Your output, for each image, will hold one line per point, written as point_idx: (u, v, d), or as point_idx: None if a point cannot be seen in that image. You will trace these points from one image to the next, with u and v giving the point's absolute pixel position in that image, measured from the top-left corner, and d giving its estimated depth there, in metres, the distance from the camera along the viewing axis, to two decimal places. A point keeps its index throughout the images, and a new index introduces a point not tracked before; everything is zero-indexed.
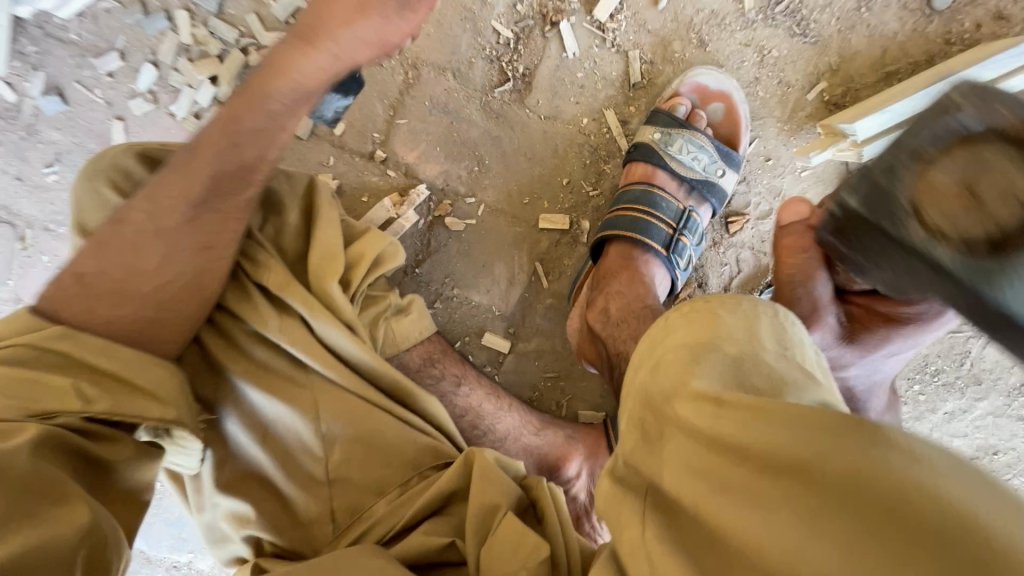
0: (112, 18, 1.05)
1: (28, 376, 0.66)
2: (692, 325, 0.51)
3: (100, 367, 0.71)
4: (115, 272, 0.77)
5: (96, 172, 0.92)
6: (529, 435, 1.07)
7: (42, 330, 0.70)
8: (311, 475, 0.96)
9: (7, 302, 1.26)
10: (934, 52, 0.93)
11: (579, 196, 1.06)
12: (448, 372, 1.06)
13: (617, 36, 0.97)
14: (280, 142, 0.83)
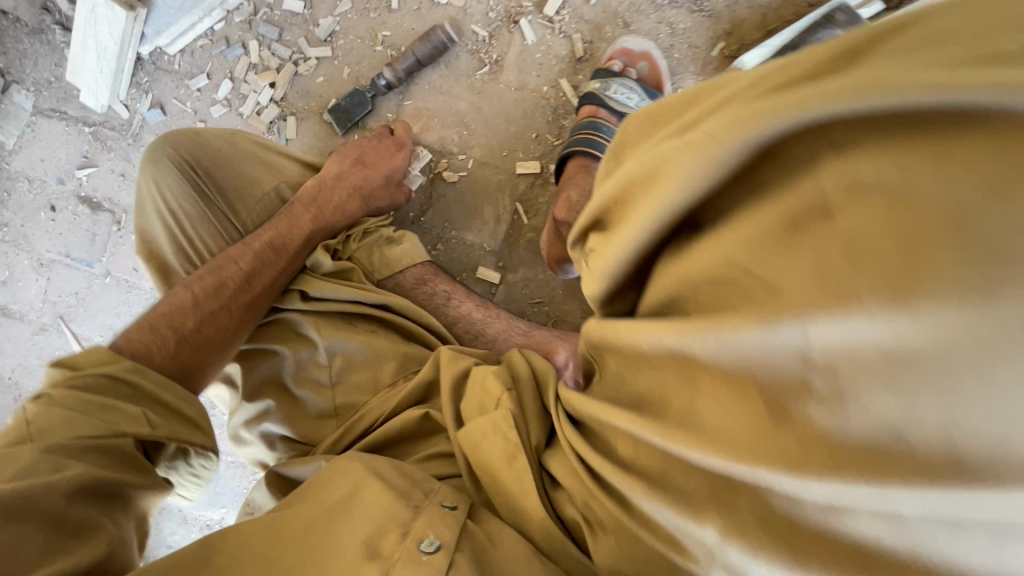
0: (205, 51, 1.45)
1: (103, 403, 0.79)
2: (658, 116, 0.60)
3: (165, 403, 0.86)
4: (189, 321, 1.00)
5: (158, 159, 1.17)
6: (517, 335, 1.26)
7: (117, 361, 0.83)
8: (317, 381, 1.15)
9: (99, 277, 1.60)
10: (802, 11, 1.23)
11: (545, 146, 1.35)
12: (440, 288, 1.30)
13: (562, 25, 1.32)
14: (312, 237, 1.18)
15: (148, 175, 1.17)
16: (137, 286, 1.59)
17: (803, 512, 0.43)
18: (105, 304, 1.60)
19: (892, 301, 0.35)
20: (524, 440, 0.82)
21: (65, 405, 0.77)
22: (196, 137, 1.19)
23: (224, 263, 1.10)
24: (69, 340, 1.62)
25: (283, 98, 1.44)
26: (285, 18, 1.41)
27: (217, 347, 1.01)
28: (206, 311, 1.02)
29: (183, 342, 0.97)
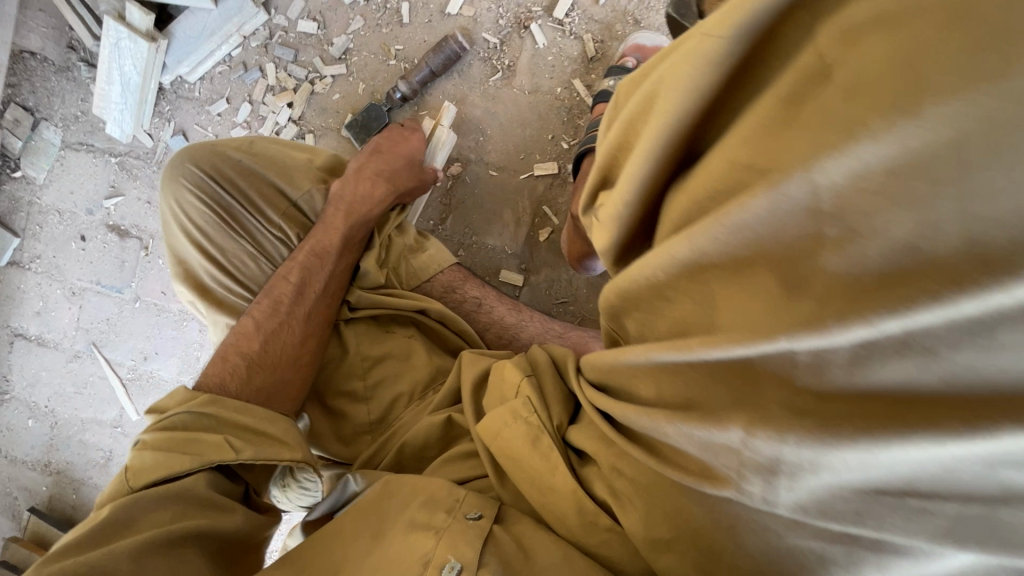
0: (223, 76, 1.50)
1: (190, 436, 0.87)
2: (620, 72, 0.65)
3: (244, 424, 0.92)
4: (255, 354, 1.05)
5: (177, 179, 1.18)
6: (554, 337, 1.20)
7: (198, 398, 0.92)
8: (353, 396, 1.16)
9: (129, 302, 1.63)
10: None
11: (562, 146, 1.36)
12: (470, 294, 1.25)
13: (573, 27, 1.33)
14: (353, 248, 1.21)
15: (173, 193, 1.18)
16: (166, 309, 1.61)
17: (837, 379, 0.43)
18: (136, 330, 1.63)
19: (890, 115, 0.37)
20: (545, 421, 0.86)
21: (158, 445, 0.85)
22: (219, 155, 1.19)
23: (295, 283, 1.13)
24: (103, 365, 1.66)
25: (300, 116, 1.47)
26: (299, 39, 1.45)
27: (288, 364, 1.06)
28: (268, 333, 1.08)
29: (254, 367, 1.03)
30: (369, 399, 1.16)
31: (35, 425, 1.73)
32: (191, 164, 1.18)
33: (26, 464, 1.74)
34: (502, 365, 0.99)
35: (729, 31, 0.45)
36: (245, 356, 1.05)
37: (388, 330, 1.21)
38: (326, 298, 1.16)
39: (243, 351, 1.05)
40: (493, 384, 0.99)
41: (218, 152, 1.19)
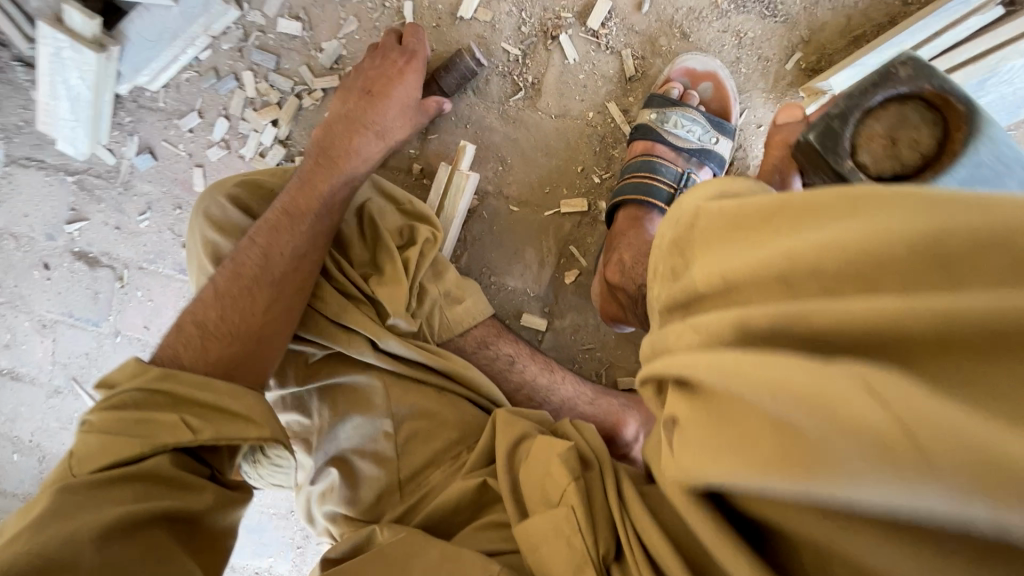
0: (192, 85, 1.27)
1: (143, 417, 0.78)
2: (707, 187, 0.58)
3: (201, 403, 0.83)
4: (217, 322, 0.94)
5: (203, 207, 1.07)
6: (584, 405, 1.11)
7: (151, 373, 0.83)
8: (379, 453, 1.02)
9: (108, 336, 1.48)
10: (897, 12, 1.06)
11: (592, 181, 1.20)
12: (503, 351, 1.11)
13: (610, 39, 1.13)
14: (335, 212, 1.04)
15: (204, 223, 1.06)
16: (150, 345, 1.47)
17: None
18: (119, 366, 1.49)
19: None
20: (591, 547, 0.73)
21: (104, 427, 0.77)
22: (261, 185, 1.11)
23: (265, 246, 0.99)
24: (86, 401, 1.53)
25: (288, 136, 1.26)
26: (281, 42, 1.22)
27: (246, 336, 0.94)
28: (228, 303, 0.96)
29: (209, 336, 0.92)
30: (399, 457, 1.02)
31: (21, 459, 1.62)
32: (228, 196, 1.07)
33: (16, 497, 1.65)
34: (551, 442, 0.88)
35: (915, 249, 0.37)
36: (212, 320, 0.94)
37: (418, 382, 1.06)
38: (300, 267, 1.01)
39: (208, 317, 0.94)
40: (535, 460, 0.88)
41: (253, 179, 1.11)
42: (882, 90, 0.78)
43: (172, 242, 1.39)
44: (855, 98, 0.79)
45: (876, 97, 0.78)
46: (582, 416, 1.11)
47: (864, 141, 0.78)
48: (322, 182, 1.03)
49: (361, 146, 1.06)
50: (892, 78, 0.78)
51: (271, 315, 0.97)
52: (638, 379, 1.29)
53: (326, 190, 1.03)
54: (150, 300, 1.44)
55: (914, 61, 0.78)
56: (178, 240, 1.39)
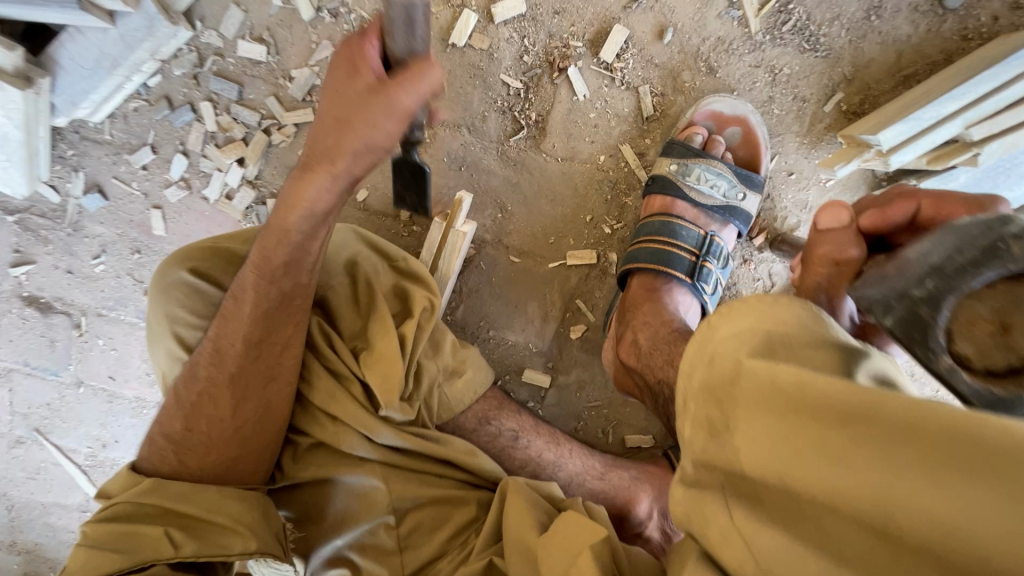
0: (142, 115, 1.11)
1: (130, 530, 0.78)
2: (734, 319, 0.57)
3: (190, 513, 0.81)
4: (191, 430, 0.87)
5: (166, 289, 0.93)
6: (595, 480, 1.03)
7: (140, 484, 0.83)
8: (378, 543, 0.89)
9: (70, 386, 1.35)
10: (954, 47, 0.92)
11: (602, 231, 1.07)
12: (507, 427, 1.01)
13: (625, 74, 0.98)
14: (308, 266, 0.86)
15: (164, 306, 0.93)
16: (119, 395, 1.35)
17: None
18: (87, 417, 1.37)
19: None
20: None
21: (91, 542, 0.76)
22: (225, 255, 0.97)
23: (214, 340, 0.88)
24: (53, 452, 1.42)
25: (257, 176, 1.11)
26: (243, 68, 1.05)
27: (221, 443, 0.87)
28: (195, 407, 0.88)
29: (182, 450, 0.87)
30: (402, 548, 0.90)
31: None
32: (189, 270, 0.94)
33: None
34: (568, 519, 0.80)
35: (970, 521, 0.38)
36: (183, 428, 0.88)
37: (421, 472, 0.95)
38: (263, 353, 0.88)
39: (177, 425, 0.88)
40: (548, 539, 0.80)
41: (217, 249, 0.97)
42: (987, 272, 0.53)
43: (132, 288, 1.25)
44: (943, 279, 0.56)
45: (981, 279, 0.53)
46: (592, 493, 1.02)
47: (961, 332, 0.54)
48: (272, 244, 0.82)
49: (302, 172, 0.76)
50: (1000, 254, 0.53)
51: (246, 415, 0.88)
52: (648, 435, 1.19)
53: (268, 256, 0.83)
54: (114, 348, 1.31)
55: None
56: (139, 286, 1.24)
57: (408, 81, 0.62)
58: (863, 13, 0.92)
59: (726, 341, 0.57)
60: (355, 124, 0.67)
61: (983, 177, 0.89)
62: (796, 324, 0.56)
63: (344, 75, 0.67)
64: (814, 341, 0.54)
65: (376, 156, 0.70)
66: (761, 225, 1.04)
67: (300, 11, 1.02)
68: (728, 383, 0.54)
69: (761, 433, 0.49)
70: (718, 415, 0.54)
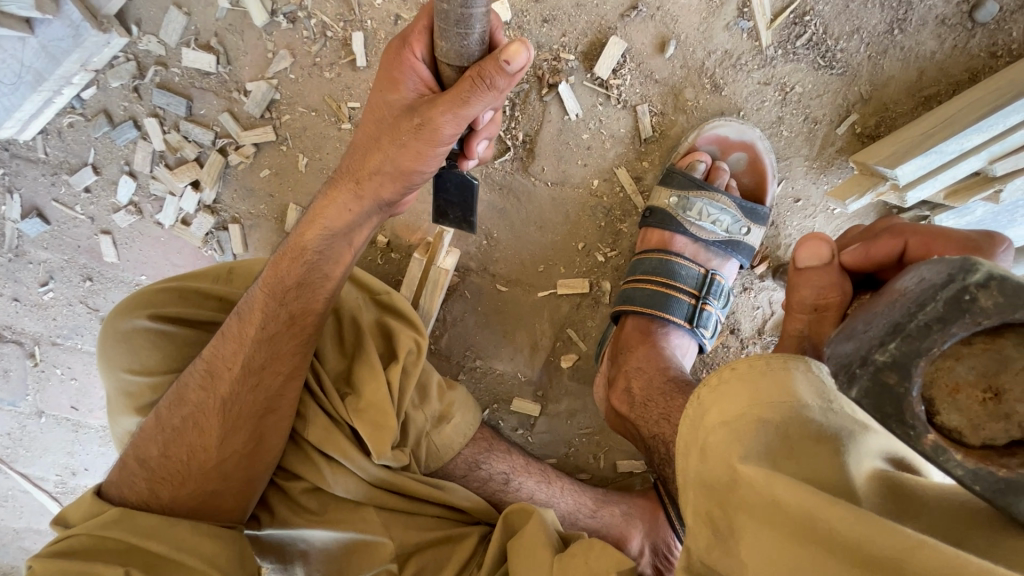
0: (79, 132, 0.98)
1: (86, 570, 0.64)
2: (726, 398, 0.46)
3: (155, 550, 0.67)
4: (169, 460, 0.73)
5: (119, 337, 0.77)
6: (586, 518, 0.96)
7: (105, 513, 0.69)
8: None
9: (30, 417, 1.24)
10: (981, 66, 0.83)
11: (596, 259, 1.00)
12: (497, 470, 0.92)
13: (622, 91, 0.90)
14: (326, 291, 0.75)
15: (121, 358, 0.78)
16: (83, 425, 1.25)
17: None
18: (50, 446, 1.27)
19: None
20: None
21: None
22: (195, 294, 0.82)
23: (207, 357, 0.75)
24: (17, 479, 1.31)
25: (215, 200, 1.00)
26: (192, 81, 0.95)
27: (204, 476, 0.73)
28: (174, 432, 0.74)
29: (156, 478, 0.73)
30: None
31: None
32: (151, 316, 0.78)
33: None
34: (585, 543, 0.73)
35: None
36: (160, 455, 0.74)
37: (412, 515, 0.84)
38: (262, 381, 0.74)
39: (154, 451, 0.74)
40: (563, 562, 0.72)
41: (184, 286, 0.82)
42: (953, 330, 0.37)
43: (87, 317, 1.13)
44: (904, 341, 0.39)
45: (950, 340, 0.37)
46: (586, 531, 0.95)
47: (942, 401, 0.38)
48: (284, 265, 0.72)
49: (329, 187, 0.70)
50: (966, 308, 0.37)
51: (236, 442, 0.74)
52: (639, 459, 1.10)
53: (279, 274, 0.72)
54: (73, 378, 1.20)
55: (997, 278, 0.36)
56: (93, 314, 1.13)
57: (448, 104, 0.55)
58: (886, 26, 0.84)
59: (727, 414, 0.45)
60: (386, 142, 0.62)
61: (1002, 213, 0.81)
62: (800, 402, 0.44)
63: (382, 87, 0.62)
64: (816, 433, 0.43)
65: (407, 180, 0.65)
66: (763, 252, 0.97)
67: (254, 17, 0.91)
68: (723, 479, 0.43)
69: (764, 554, 0.40)
70: (721, 514, 0.43)
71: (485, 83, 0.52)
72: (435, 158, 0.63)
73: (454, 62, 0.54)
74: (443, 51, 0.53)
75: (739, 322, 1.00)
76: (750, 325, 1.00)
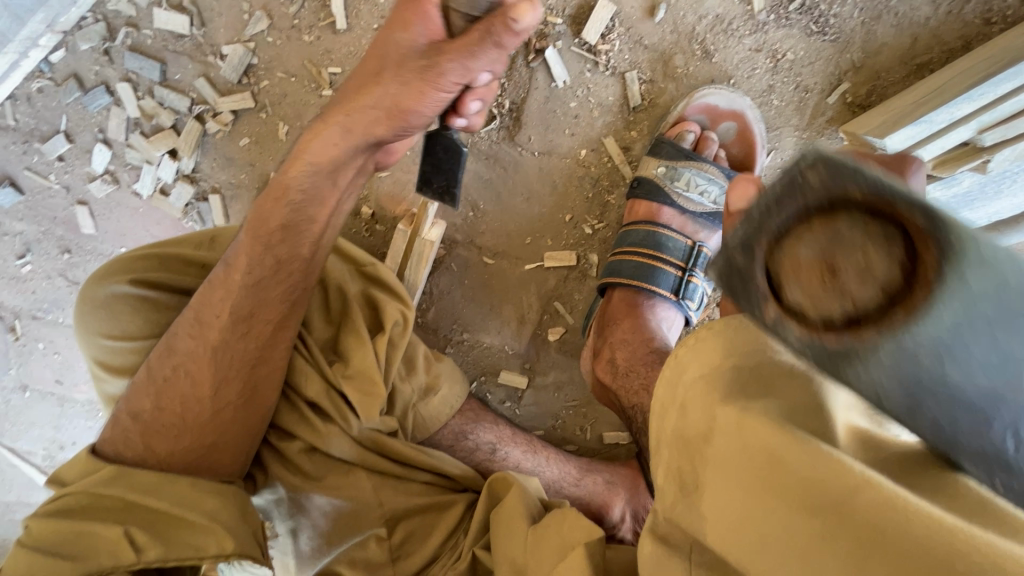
0: (48, 97, 0.95)
1: (83, 529, 0.63)
2: (702, 353, 0.44)
3: (154, 507, 0.66)
4: (163, 414, 0.72)
5: (95, 303, 0.76)
6: (571, 487, 0.97)
7: (96, 473, 0.68)
8: (361, 560, 0.79)
9: (14, 391, 1.23)
10: (975, 33, 0.81)
11: (583, 231, 0.99)
12: (485, 439, 0.92)
13: (610, 58, 0.88)
14: (312, 238, 0.72)
15: (101, 324, 0.76)
16: (68, 399, 1.23)
17: None
18: (36, 421, 1.26)
19: None
20: None
21: (37, 541, 0.63)
22: (178, 262, 0.80)
23: (195, 307, 0.73)
24: (6, 454, 1.30)
25: (193, 169, 0.97)
26: (165, 43, 0.91)
27: (195, 429, 0.72)
28: (163, 384, 0.73)
29: (150, 431, 0.72)
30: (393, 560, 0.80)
31: None
32: (131, 281, 0.76)
33: None
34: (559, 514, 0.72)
35: None
36: (154, 408, 0.72)
37: (403, 480, 0.84)
38: (251, 330, 0.73)
39: (148, 404, 0.72)
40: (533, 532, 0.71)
41: (162, 253, 0.80)
42: (784, 207, 0.36)
43: (67, 290, 1.11)
44: (745, 222, 0.38)
45: (786, 217, 0.36)
46: (570, 499, 0.97)
47: (784, 279, 0.37)
48: (267, 206, 0.69)
49: (316, 121, 0.66)
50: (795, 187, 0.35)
51: (230, 398, 0.73)
52: (625, 431, 1.11)
53: (263, 215, 0.69)
54: (56, 352, 1.19)
55: (820, 154, 0.34)
56: (73, 287, 1.10)
57: (459, 52, 0.54)
58: None
59: (715, 367, 0.43)
60: (389, 76, 0.58)
61: (989, 184, 0.76)
62: (771, 345, 0.43)
63: (392, 23, 0.59)
64: (790, 369, 0.41)
65: (402, 121, 0.61)
66: None
67: None
68: (699, 431, 0.41)
69: (726, 507, 0.38)
70: (690, 470, 0.41)
71: (494, 40, 0.52)
72: (437, 105, 0.60)
73: (466, 9, 0.54)
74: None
75: None
76: None
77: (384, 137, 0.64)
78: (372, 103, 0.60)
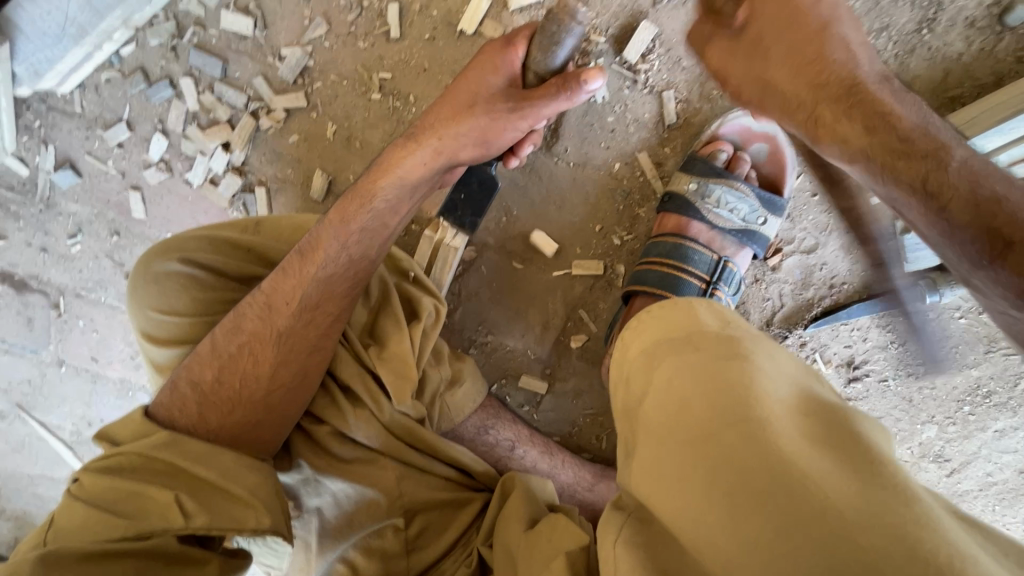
0: (115, 87, 1.01)
1: (136, 490, 0.66)
2: (641, 334, 0.58)
3: (200, 476, 0.69)
4: (221, 386, 0.77)
5: (148, 278, 0.80)
6: (584, 492, 0.99)
7: (152, 437, 0.71)
8: (379, 547, 0.81)
9: (50, 366, 1.28)
10: (1007, 69, 0.84)
11: (612, 242, 1.02)
12: (504, 437, 0.95)
13: (649, 76, 0.92)
14: (385, 240, 0.79)
15: (152, 299, 0.81)
16: (101, 377, 1.27)
17: None
18: (69, 397, 1.30)
19: None
20: None
21: (94, 499, 0.66)
22: (226, 244, 0.85)
23: (267, 290, 0.78)
24: (36, 427, 1.34)
25: (243, 162, 1.02)
26: (228, 42, 0.97)
27: (252, 403, 0.77)
28: (223, 360, 0.78)
29: (207, 401, 0.77)
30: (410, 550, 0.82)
31: None
32: (182, 260, 0.81)
33: None
34: (550, 520, 0.74)
35: (837, 522, 0.39)
36: (213, 380, 0.77)
37: (425, 472, 0.86)
38: (314, 320, 0.79)
39: (209, 375, 0.77)
40: (546, 529, 0.73)
41: (212, 234, 0.84)
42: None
43: (111, 271, 1.16)
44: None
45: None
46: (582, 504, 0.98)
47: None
48: (351, 208, 0.77)
49: (404, 139, 0.75)
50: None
51: (290, 379, 0.79)
52: None
53: (345, 215, 0.77)
54: (95, 330, 1.23)
55: None
56: (118, 269, 1.15)
57: (537, 100, 0.65)
58: (915, 25, 0.85)
59: (644, 333, 0.58)
60: (478, 111, 0.70)
61: None
62: (699, 322, 0.55)
63: (481, 69, 0.70)
64: (716, 336, 0.53)
65: (485, 149, 0.73)
66: (776, 245, 0.99)
67: None
68: (633, 399, 0.55)
69: (655, 454, 0.49)
70: (629, 435, 0.55)
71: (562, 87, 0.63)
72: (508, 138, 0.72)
73: (540, 69, 0.65)
74: (535, 59, 0.65)
75: (748, 313, 1.03)
76: (758, 316, 1.02)
77: (463, 161, 0.75)
78: (462, 127, 0.71)
